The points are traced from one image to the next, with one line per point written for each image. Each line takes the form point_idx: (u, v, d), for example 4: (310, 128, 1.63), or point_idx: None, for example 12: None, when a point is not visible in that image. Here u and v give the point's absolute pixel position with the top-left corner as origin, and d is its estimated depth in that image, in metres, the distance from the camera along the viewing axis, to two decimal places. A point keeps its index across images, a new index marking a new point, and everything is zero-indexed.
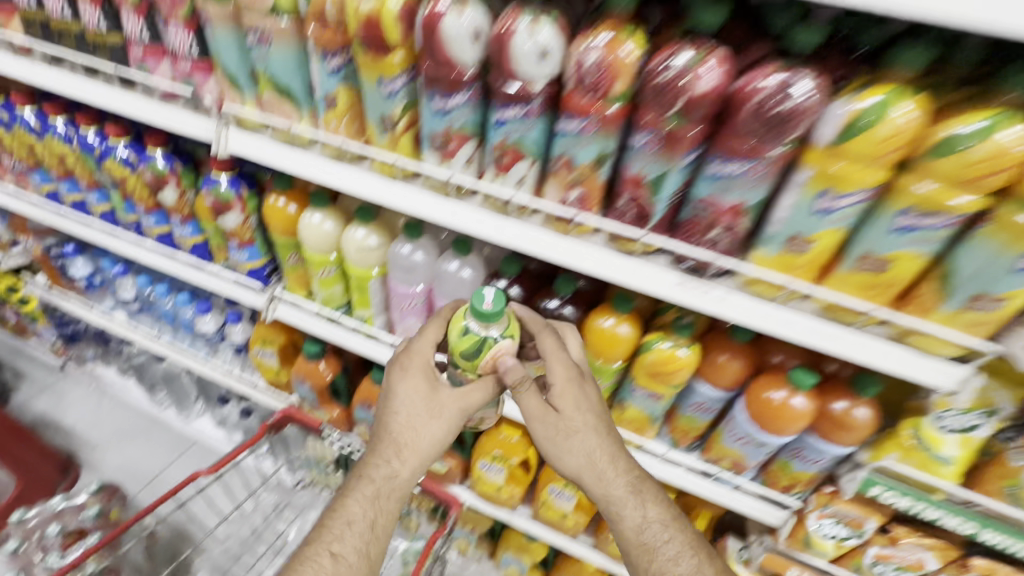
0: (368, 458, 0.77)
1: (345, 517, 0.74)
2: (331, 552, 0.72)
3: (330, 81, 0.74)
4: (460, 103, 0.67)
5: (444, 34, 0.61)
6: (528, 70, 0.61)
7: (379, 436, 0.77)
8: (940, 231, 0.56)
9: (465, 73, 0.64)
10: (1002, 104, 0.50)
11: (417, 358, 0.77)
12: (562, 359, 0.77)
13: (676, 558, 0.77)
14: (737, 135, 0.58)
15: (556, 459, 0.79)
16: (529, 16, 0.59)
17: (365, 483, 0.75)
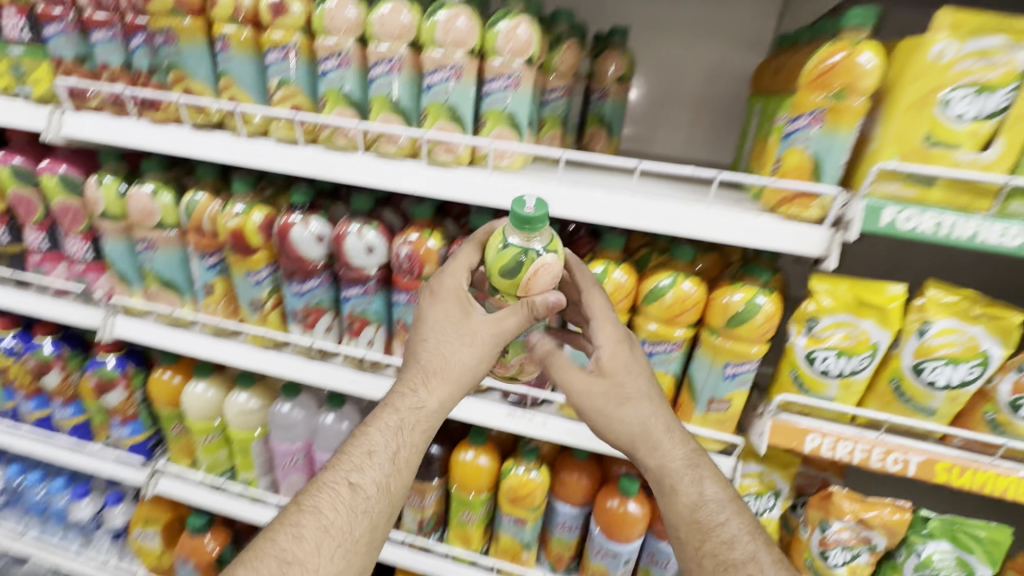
0: (389, 394, 0.67)
1: (364, 446, 0.65)
2: (349, 484, 0.64)
3: (208, 273, 0.89)
4: (315, 286, 0.84)
5: (294, 240, 0.79)
6: (361, 261, 0.80)
7: (406, 365, 0.67)
8: (672, 353, 0.75)
9: (316, 264, 0.82)
10: (677, 266, 0.73)
11: (460, 275, 0.68)
12: (608, 334, 0.67)
13: (736, 551, 0.64)
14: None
15: (608, 425, 0.68)
16: (357, 224, 0.79)
17: (388, 417, 0.65)
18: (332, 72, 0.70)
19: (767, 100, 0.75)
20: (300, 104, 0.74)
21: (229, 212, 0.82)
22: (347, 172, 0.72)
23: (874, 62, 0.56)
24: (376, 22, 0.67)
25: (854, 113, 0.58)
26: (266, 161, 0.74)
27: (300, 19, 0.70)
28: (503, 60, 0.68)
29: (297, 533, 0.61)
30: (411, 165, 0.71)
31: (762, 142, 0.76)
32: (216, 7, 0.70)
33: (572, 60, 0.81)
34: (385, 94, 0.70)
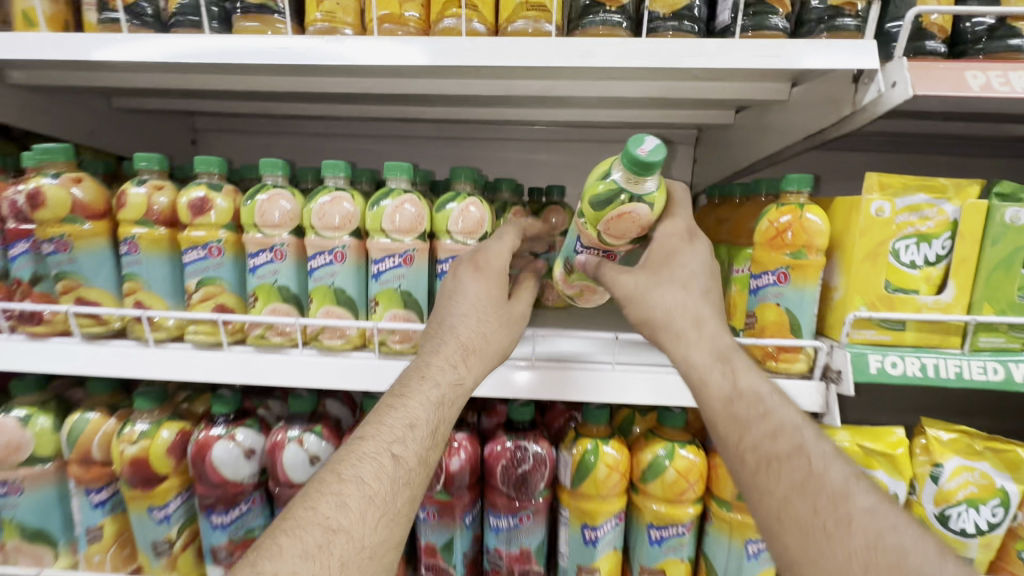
0: (426, 357, 0.55)
1: (400, 406, 0.50)
2: (391, 452, 0.48)
3: (94, 515, 0.69)
4: (242, 512, 0.67)
5: (214, 462, 0.64)
6: (304, 477, 0.66)
7: (448, 332, 0.56)
8: (683, 536, 0.65)
9: (245, 486, 0.66)
10: (670, 434, 0.67)
11: (506, 253, 0.61)
12: (678, 252, 0.55)
13: (780, 445, 0.46)
14: (498, 493, 0.66)
15: (646, 309, 0.54)
16: (297, 431, 0.66)
17: (430, 388, 0.52)
18: (263, 267, 0.62)
19: (715, 248, 0.77)
20: (224, 304, 0.64)
21: (127, 436, 0.65)
22: (284, 377, 0.61)
23: (822, 221, 0.59)
24: (315, 213, 0.61)
25: (816, 267, 0.59)
26: (181, 373, 0.62)
27: (225, 215, 0.63)
28: (457, 240, 0.64)
29: (339, 499, 0.44)
30: (362, 360, 0.62)
31: (720, 288, 0.76)
32: (122, 209, 0.62)
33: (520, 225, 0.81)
34: (327, 285, 0.62)
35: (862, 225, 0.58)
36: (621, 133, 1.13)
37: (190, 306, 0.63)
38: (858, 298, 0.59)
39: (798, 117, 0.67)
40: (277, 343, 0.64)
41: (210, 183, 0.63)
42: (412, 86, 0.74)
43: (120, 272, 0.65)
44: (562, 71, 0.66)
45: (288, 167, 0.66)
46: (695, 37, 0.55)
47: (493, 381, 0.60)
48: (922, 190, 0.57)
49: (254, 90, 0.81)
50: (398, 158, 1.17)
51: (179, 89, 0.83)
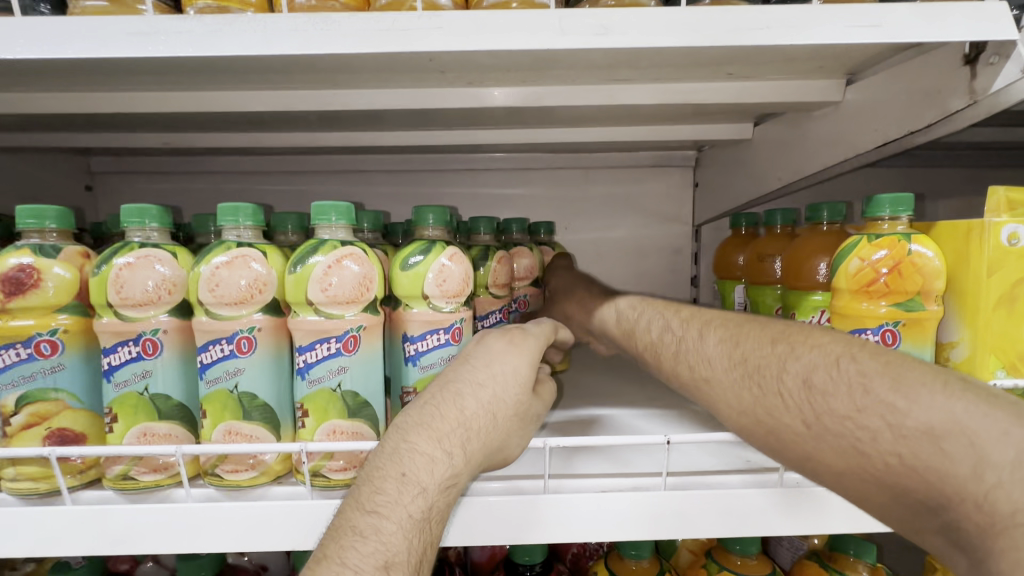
0: (406, 437, 0.36)
1: (369, 518, 0.33)
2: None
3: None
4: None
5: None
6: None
7: (447, 406, 0.37)
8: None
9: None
10: (742, 566, 0.47)
11: (540, 333, 0.46)
12: (627, 302, 0.53)
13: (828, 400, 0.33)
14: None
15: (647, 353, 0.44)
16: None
17: (413, 496, 0.34)
18: (126, 368, 0.41)
19: (757, 293, 0.60)
20: (65, 427, 0.42)
21: None
22: (164, 540, 0.40)
23: (935, 256, 0.42)
24: (204, 281, 0.40)
25: (935, 322, 0.42)
26: None
27: (67, 290, 0.41)
28: (438, 307, 0.44)
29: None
30: (284, 501, 0.41)
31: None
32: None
33: (506, 275, 0.62)
34: (227, 390, 0.41)
35: (993, 258, 0.41)
36: (611, 156, 0.98)
37: (6, 438, 0.40)
38: (992, 359, 0.42)
39: (861, 123, 0.52)
40: (150, 482, 0.42)
41: (40, 244, 0.42)
42: (354, 99, 0.55)
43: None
44: (557, 71, 0.49)
45: (169, 215, 0.45)
46: (753, 5, 0.38)
47: (490, 523, 0.39)
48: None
49: (142, 115, 0.60)
50: (348, 198, 0.97)
51: (39, 116, 0.62)
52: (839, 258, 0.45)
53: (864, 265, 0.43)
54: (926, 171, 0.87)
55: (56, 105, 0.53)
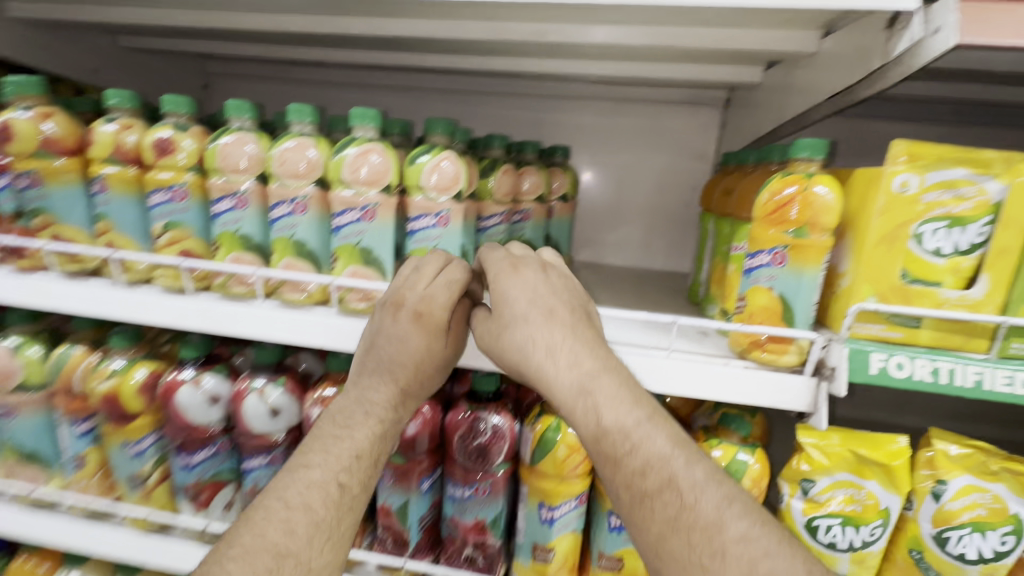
0: (364, 388, 0.53)
1: (345, 442, 0.49)
2: (339, 479, 0.48)
3: (78, 444, 0.72)
4: (210, 454, 0.69)
5: (180, 403, 0.66)
6: (265, 428, 0.67)
7: (393, 367, 0.52)
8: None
9: (212, 429, 0.68)
10: None
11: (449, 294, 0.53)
12: (500, 257, 0.55)
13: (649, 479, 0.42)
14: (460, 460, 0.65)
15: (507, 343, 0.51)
16: (261, 381, 0.67)
17: (373, 414, 0.51)
18: (225, 214, 0.61)
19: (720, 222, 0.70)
20: (190, 248, 0.63)
21: (102, 371, 0.67)
22: (246, 328, 0.60)
23: (833, 195, 0.51)
24: (275, 160, 0.58)
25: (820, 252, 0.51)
26: (143, 316, 0.61)
27: (192, 157, 0.61)
28: (429, 197, 0.60)
29: (288, 526, 0.44)
30: (322, 314, 0.60)
31: (722, 265, 0.69)
32: (92, 146, 0.62)
33: (510, 185, 0.75)
34: (288, 236, 0.60)
35: (884, 203, 0.49)
36: (646, 89, 1.03)
37: (157, 249, 0.62)
38: (868, 288, 0.51)
39: (826, 74, 0.58)
40: (241, 293, 0.62)
41: (177, 123, 0.61)
42: (394, 26, 0.67)
43: (89, 207, 0.65)
44: (553, 11, 0.58)
45: (256, 110, 0.63)
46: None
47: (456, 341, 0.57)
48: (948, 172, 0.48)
49: (242, 29, 0.77)
50: (409, 111, 1.12)
51: (173, 27, 0.81)
52: (760, 192, 0.54)
53: (771, 199, 0.52)
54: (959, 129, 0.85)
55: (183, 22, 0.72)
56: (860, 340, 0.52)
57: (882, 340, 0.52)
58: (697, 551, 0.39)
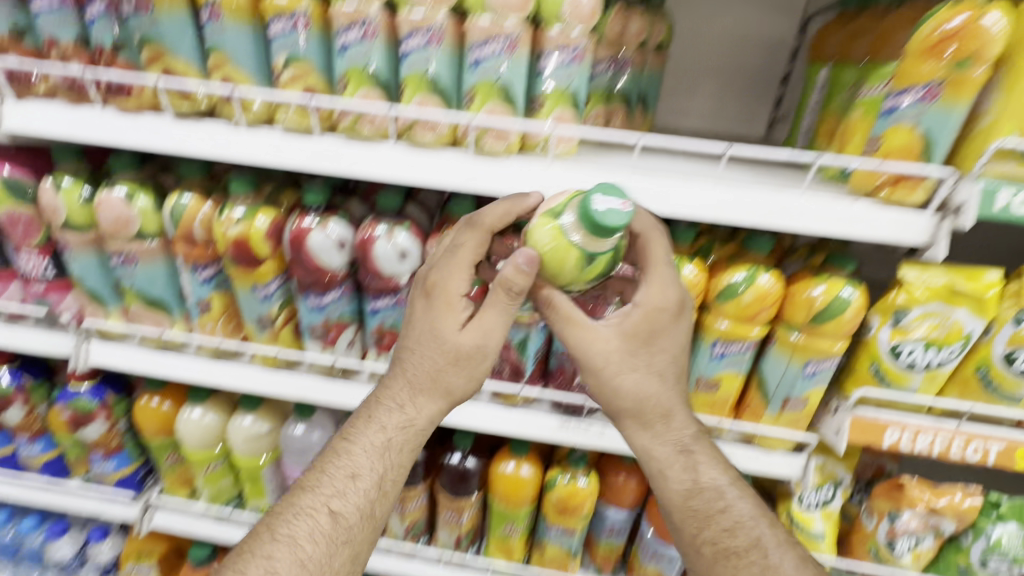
0: (371, 410, 0.77)
1: (330, 486, 0.74)
2: (327, 510, 0.73)
3: (202, 289, 0.94)
4: (335, 296, 0.90)
5: (313, 243, 0.83)
6: (393, 268, 0.85)
7: (402, 374, 0.76)
8: (745, 351, 0.85)
9: (338, 274, 0.87)
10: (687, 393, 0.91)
11: (400, 378, 0.76)
12: (460, 276, 0.73)
13: (739, 539, 0.76)
14: (577, 300, 0.85)
15: (420, 336, 0.75)
16: (386, 227, 0.83)
17: (376, 432, 0.75)
18: (355, 46, 0.71)
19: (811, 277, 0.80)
20: (311, 85, 0.74)
21: (228, 219, 0.84)
22: (371, 167, 0.75)
23: (1001, 24, 0.60)
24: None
25: (916, 157, 0.68)
26: (270, 157, 0.77)
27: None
28: (566, 28, 0.71)
29: (268, 565, 0.69)
30: (452, 169, 0.74)
31: (834, 112, 0.84)
32: (257, 233, 0.84)
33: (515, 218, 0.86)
34: (414, 88, 0.72)
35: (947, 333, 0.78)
36: None
37: (282, 86, 0.74)
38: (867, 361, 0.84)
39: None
40: (364, 143, 0.76)
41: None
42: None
43: (200, 45, 0.74)
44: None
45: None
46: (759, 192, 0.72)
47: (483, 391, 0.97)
48: (716, 470, 0.80)
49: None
50: None
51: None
52: (923, 22, 0.64)
53: (936, 28, 0.62)
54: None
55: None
56: (992, 176, 0.66)
57: (1012, 176, 0.66)
58: None
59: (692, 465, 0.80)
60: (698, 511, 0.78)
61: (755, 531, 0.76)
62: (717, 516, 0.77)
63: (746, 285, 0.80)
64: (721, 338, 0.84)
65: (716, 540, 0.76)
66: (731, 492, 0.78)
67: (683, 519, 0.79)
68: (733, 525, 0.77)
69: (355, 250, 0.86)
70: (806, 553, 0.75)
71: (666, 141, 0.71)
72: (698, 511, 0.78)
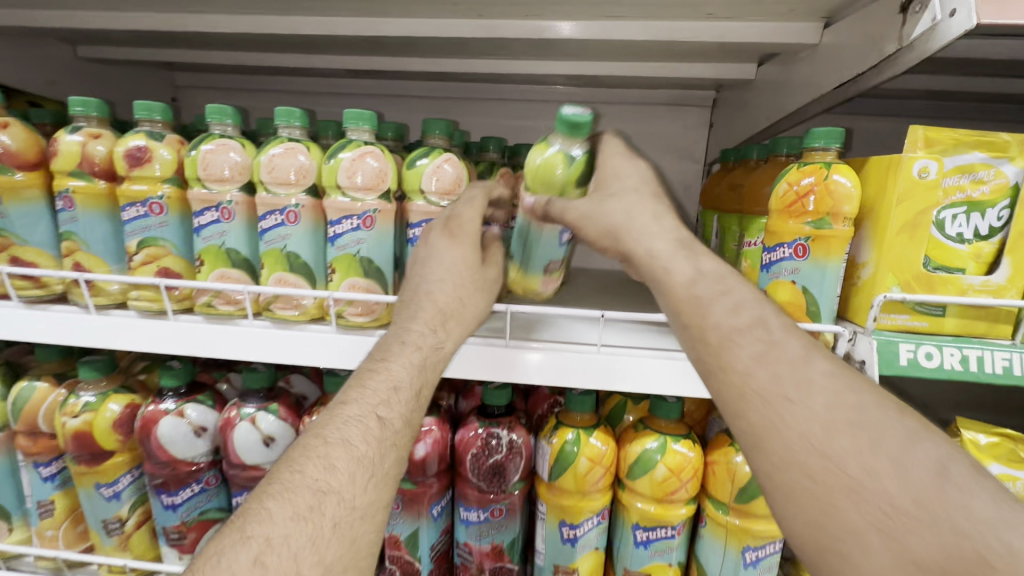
0: (402, 324, 0.57)
1: (385, 379, 0.51)
2: (376, 414, 0.48)
3: (44, 488, 0.80)
4: (195, 490, 0.77)
5: (163, 432, 0.73)
6: (257, 457, 0.74)
7: (427, 295, 0.60)
8: (673, 537, 0.71)
9: (199, 463, 0.76)
10: None
11: (429, 304, 0.59)
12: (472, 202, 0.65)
13: (795, 380, 0.44)
14: (470, 485, 0.73)
15: (432, 259, 0.62)
16: (251, 410, 0.74)
17: (412, 351, 0.54)
18: (210, 227, 0.68)
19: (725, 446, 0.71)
20: (167, 265, 0.70)
21: (71, 407, 0.74)
22: (229, 349, 0.68)
23: (850, 184, 0.60)
24: (265, 166, 0.66)
25: (806, 313, 0.62)
26: (127, 341, 0.69)
27: (168, 167, 0.68)
28: (431, 201, 0.70)
29: (326, 460, 0.44)
30: (317, 334, 0.68)
31: (729, 261, 0.83)
32: (102, 431, 0.74)
33: None
34: (279, 249, 0.68)
35: None
36: (645, 100, 1.20)
37: (132, 269, 0.70)
38: None
39: (828, 65, 0.70)
40: (226, 312, 0.70)
41: (150, 133, 0.69)
42: (387, 26, 0.79)
43: (57, 232, 0.72)
44: (555, 6, 0.70)
45: (238, 116, 0.71)
46: (642, 360, 0.62)
47: None
48: (794, 331, 0.48)
49: (234, 33, 0.88)
50: (402, 112, 1.27)
51: (149, 32, 0.93)
52: (778, 182, 0.64)
53: (790, 189, 0.62)
54: (944, 91, 0.91)
55: (153, 22, 0.82)
56: (887, 330, 0.61)
57: (909, 329, 0.61)
58: (854, 460, 0.39)
59: (737, 318, 0.48)
60: (744, 346, 0.46)
61: (874, 422, 0.41)
62: (785, 398, 0.43)
63: (660, 456, 0.69)
64: (642, 521, 0.71)
65: (775, 388, 0.44)
66: (803, 344, 0.47)
67: (753, 389, 0.44)
68: (815, 413, 0.42)
69: (218, 436, 0.76)
70: (967, 463, 0.39)
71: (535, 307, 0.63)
72: (734, 356, 0.47)
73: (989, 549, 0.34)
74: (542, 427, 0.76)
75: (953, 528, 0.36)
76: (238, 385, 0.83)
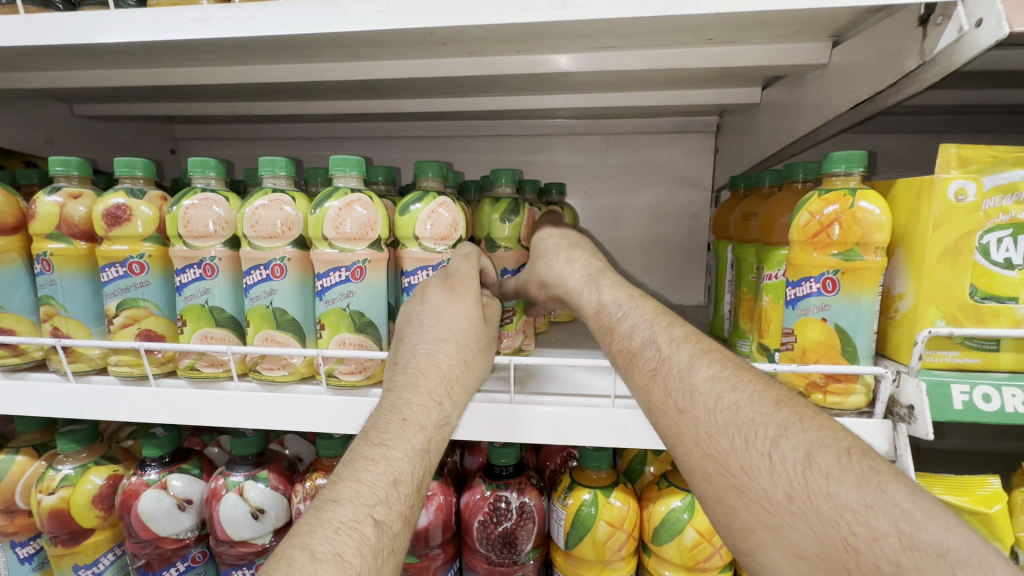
0: (402, 394, 0.52)
1: (380, 451, 0.46)
2: (374, 516, 0.42)
3: (21, 569, 0.74)
4: (180, 570, 0.70)
5: (143, 507, 0.67)
6: (244, 532, 0.67)
7: (430, 365, 0.55)
8: None
9: (185, 539, 0.70)
10: None
11: (432, 370, 0.54)
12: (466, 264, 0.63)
13: (700, 402, 0.45)
14: (479, 556, 0.66)
15: (428, 324, 0.58)
16: (238, 479, 0.69)
17: (414, 432, 0.49)
18: (192, 284, 0.64)
19: None
20: (149, 327, 0.66)
21: (48, 483, 0.69)
22: (211, 417, 0.62)
23: (880, 211, 0.55)
24: (249, 220, 0.63)
25: (841, 354, 0.56)
26: (102, 411, 0.64)
27: (150, 224, 0.65)
28: (426, 246, 0.65)
29: None
30: (306, 394, 0.62)
31: (748, 295, 0.77)
32: (81, 507, 0.69)
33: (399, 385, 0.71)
34: (265, 305, 0.64)
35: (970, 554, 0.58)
36: (648, 130, 1.17)
37: (112, 332, 0.66)
38: None
39: (842, 84, 0.66)
40: (210, 374, 0.65)
41: (130, 189, 0.66)
42: (377, 68, 0.76)
43: (36, 296, 0.69)
44: (549, 40, 0.67)
45: (222, 167, 0.68)
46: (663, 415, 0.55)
47: None
48: (713, 359, 0.47)
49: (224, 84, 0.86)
50: (401, 153, 1.25)
51: (141, 88, 0.92)
52: (797, 212, 0.59)
53: (812, 219, 0.56)
54: (963, 105, 0.86)
55: (141, 77, 0.81)
56: (936, 369, 0.55)
57: (960, 367, 0.55)
58: (758, 476, 0.40)
59: (633, 341, 0.52)
60: (653, 377, 0.48)
61: (749, 420, 0.42)
62: (675, 409, 0.46)
63: (688, 517, 0.62)
64: None
65: (687, 413, 0.45)
66: (714, 367, 0.46)
67: (672, 422, 0.46)
68: (700, 419, 0.44)
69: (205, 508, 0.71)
70: (838, 448, 0.39)
71: (542, 359, 0.55)
72: (654, 387, 0.48)
73: (857, 535, 0.34)
74: (553, 487, 0.69)
75: (825, 519, 0.36)
76: (228, 448, 0.80)
